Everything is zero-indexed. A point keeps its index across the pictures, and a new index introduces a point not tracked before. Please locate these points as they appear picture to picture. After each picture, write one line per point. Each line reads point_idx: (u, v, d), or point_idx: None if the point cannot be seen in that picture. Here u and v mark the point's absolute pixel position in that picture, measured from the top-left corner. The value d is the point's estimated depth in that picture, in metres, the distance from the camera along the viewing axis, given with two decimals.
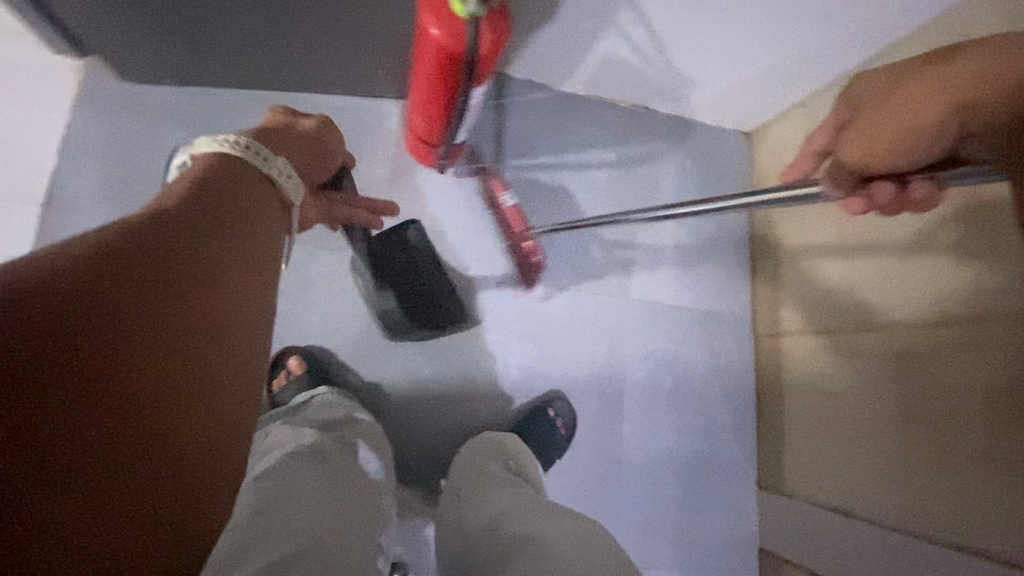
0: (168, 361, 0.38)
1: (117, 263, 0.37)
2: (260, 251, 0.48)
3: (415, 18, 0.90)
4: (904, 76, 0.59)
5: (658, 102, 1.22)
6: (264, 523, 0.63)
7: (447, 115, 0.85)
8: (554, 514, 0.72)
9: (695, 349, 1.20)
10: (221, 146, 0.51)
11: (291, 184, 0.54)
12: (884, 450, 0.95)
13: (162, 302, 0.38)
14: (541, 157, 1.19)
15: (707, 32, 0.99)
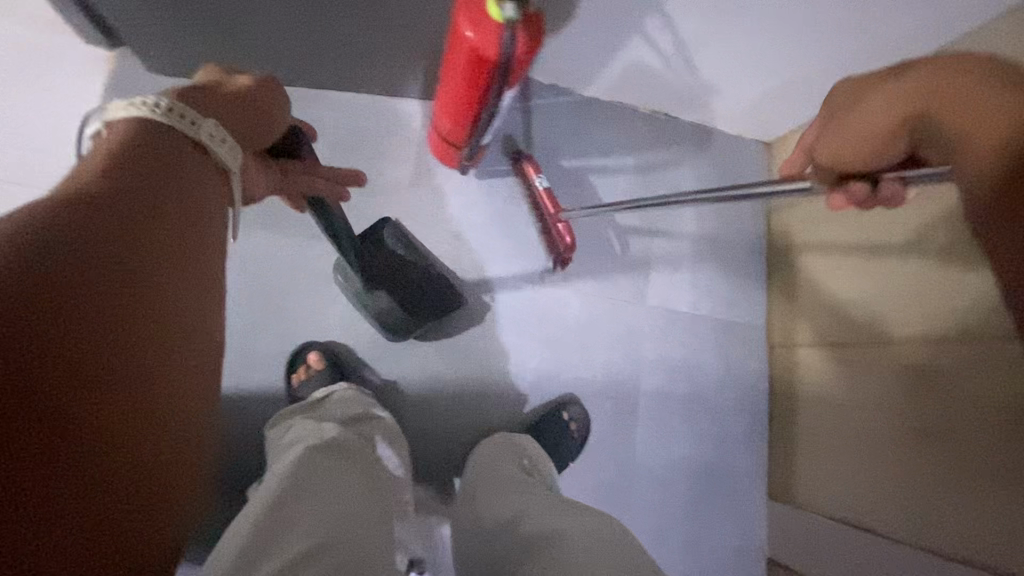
0: (127, 355, 0.41)
1: (72, 269, 0.39)
2: (207, 243, 0.50)
3: (445, 20, 0.90)
4: (871, 84, 0.58)
5: (679, 109, 1.22)
6: (285, 517, 0.64)
7: (475, 116, 0.86)
8: (573, 512, 0.72)
9: (710, 357, 1.21)
10: (140, 110, 0.50)
11: (225, 148, 0.53)
12: (898, 464, 0.95)
13: (117, 304, 0.41)
14: (561, 161, 1.20)
15: (734, 42, 0.99)
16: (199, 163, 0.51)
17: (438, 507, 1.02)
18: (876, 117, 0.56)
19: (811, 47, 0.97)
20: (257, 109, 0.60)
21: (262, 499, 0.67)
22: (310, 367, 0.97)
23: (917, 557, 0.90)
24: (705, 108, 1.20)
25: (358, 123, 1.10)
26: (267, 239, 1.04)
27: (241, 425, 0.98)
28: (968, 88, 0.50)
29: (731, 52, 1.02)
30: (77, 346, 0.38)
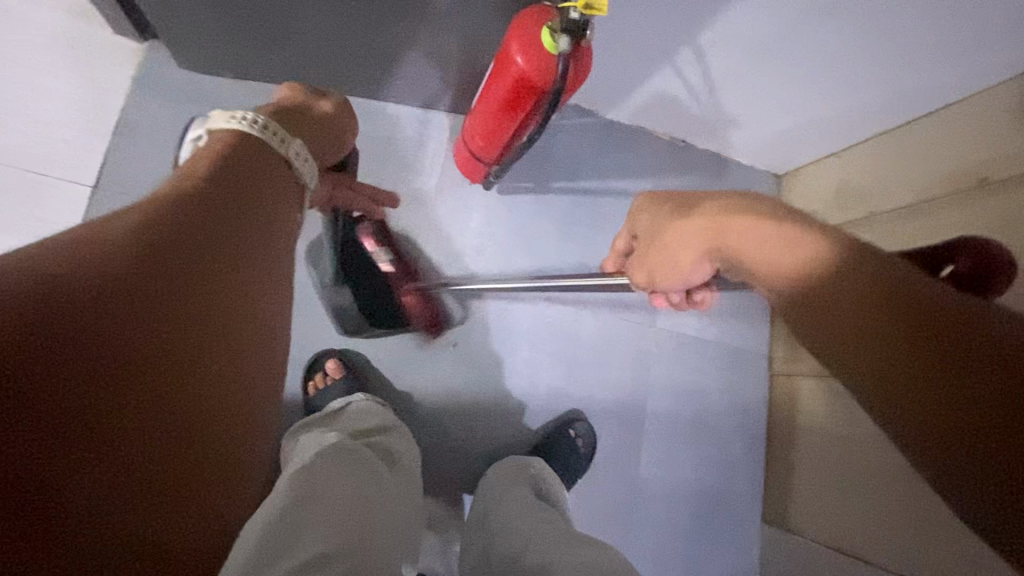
0: (195, 355, 0.43)
1: (153, 265, 0.42)
2: (272, 251, 0.53)
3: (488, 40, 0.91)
4: (660, 222, 0.64)
5: (699, 138, 1.25)
6: (299, 516, 0.64)
7: (510, 137, 0.87)
8: (577, 544, 0.72)
9: (715, 382, 1.24)
10: (237, 123, 0.55)
11: (306, 166, 0.59)
12: (891, 498, 0.98)
13: (187, 300, 0.43)
14: (582, 181, 1.21)
15: (761, 82, 1.02)
16: (283, 179, 0.56)
17: (448, 521, 1.04)
18: (682, 253, 0.60)
19: (834, 92, 1.01)
20: (332, 133, 0.66)
21: (279, 496, 0.67)
22: (328, 375, 0.99)
23: None
24: (724, 139, 1.23)
25: (386, 132, 1.11)
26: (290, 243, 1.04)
27: None
28: (737, 229, 0.54)
29: (755, 91, 1.05)
30: (158, 334, 0.40)
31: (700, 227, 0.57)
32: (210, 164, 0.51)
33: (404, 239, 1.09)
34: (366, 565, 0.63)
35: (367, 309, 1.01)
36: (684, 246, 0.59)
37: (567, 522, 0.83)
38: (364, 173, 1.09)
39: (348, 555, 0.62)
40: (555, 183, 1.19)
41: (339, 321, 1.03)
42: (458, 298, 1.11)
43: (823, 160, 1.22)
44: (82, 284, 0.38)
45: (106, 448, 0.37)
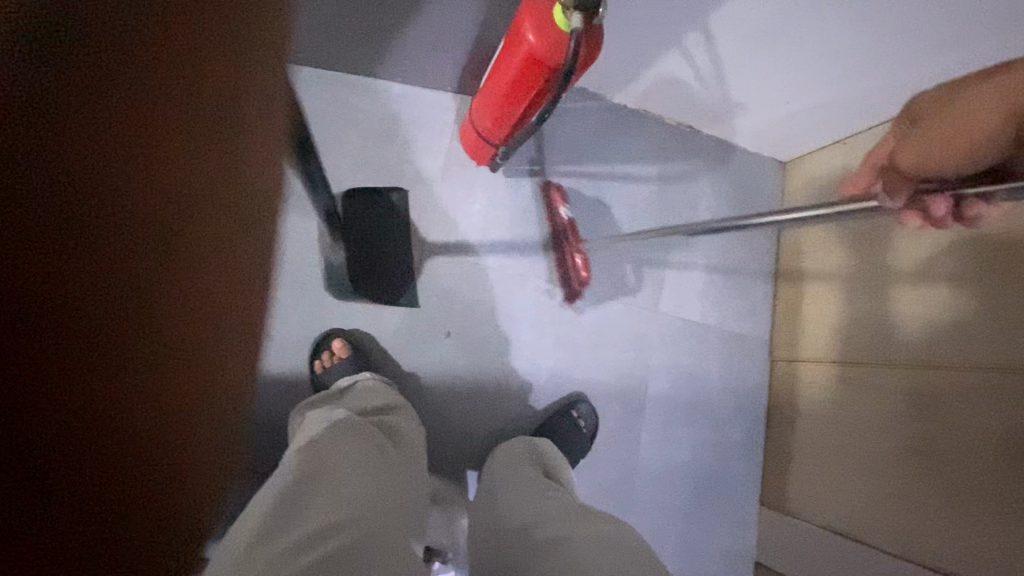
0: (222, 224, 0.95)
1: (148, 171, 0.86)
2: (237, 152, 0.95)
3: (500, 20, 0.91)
4: (958, 96, 0.53)
5: (705, 123, 1.25)
6: (306, 495, 0.66)
7: (518, 118, 0.87)
8: (593, 520, 0.73)
9: (715, 367, 1.25)
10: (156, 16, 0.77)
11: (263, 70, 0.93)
12: (892, 477, 1.01)
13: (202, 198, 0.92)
14: (587, 165, 1.21)
15: (769, 66, 1.02)
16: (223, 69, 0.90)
17: (453, 500, 1.05)
18: (974, 114, 0.50)
19: (842, 78, 1.01)
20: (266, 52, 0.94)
21: (283, 477, 0.68)
22: (335, 355, 1.00)
23: (905, 567, 0.96)
24: (729, 124, 1.23)
25: (391, 113, 1.10)
26: (295, 223, 1.04)
27: (266, 407, 1.00)
28: None
29: (762, 76, 1.05)
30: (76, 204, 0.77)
31: (1003, 88, 0.49)
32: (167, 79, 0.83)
33: (410, 220, 1.09)
34: (379, 532, 0.64)
35: (358, 272, 1.03)
36: (969, 112, 0.51)
37: (575, 498, 0.85)
38: (370, 153, 1.09)
39: (359, 523, 0.63)
40: (560, 167, 1.19)
41: (330, 282, 1.05)
42: (462, 279, 1.11)
43: (829, 146, 1.22)
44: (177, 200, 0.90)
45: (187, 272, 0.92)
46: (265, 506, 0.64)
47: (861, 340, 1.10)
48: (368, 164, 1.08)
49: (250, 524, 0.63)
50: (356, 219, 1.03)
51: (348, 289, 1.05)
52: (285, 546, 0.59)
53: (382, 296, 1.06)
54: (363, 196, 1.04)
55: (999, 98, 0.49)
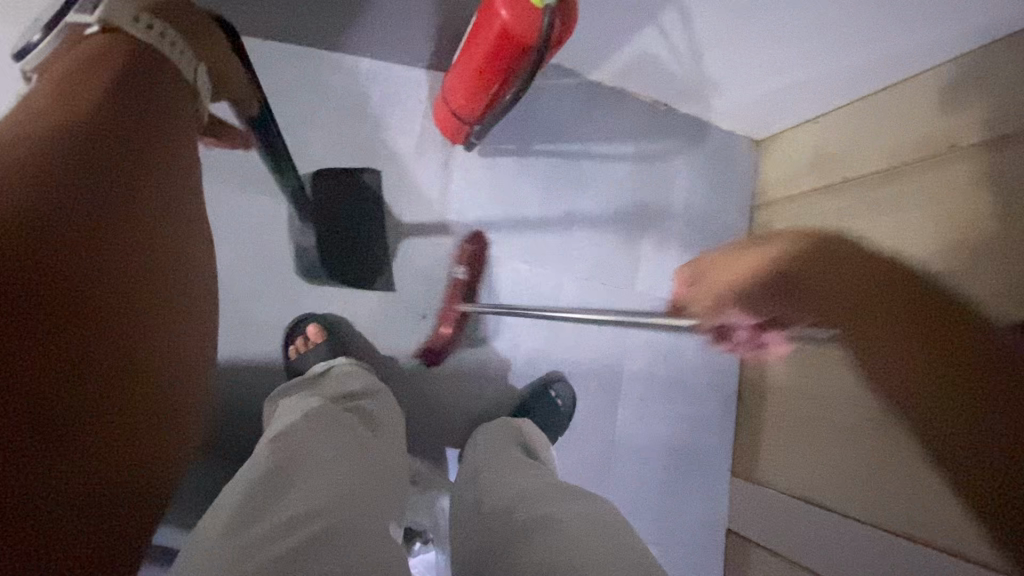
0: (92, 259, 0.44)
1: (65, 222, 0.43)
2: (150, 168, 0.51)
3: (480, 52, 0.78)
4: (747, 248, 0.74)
5: (681, 102, 1.25)
6: (283, 483, 0.65)
7: (493, 96, 0.85)
8: (568, 497, 0.75)
9: (691, 344, 1.28)
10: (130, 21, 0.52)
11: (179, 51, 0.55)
12: (856, 447, 1.05)
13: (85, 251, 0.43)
14: (565, 144, 1.20)
15: (746, 44, 1.01)
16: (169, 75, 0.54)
17: (435, 481, 1.06)
18: (741, 266, 0.72)
19: (818, 57, 1.01)
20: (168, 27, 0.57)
21: (257, 466, 0.67)
22: (309, 340, 0.98)
23: (863, 531, 1.01)
24: (706, 102, 1.23)
25: (361, 87, 1.06)
26: (263, 207, 1.03)
27: (238, 395, 0.99)
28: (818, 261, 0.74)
29: (739, 54, 1.04)
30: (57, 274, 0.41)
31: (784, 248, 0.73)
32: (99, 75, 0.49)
33: (385, 201, 1.08)
34: (361, 518, 0.64)
35: (332, 257, 1.03)
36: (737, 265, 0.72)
37: (555, 475, 0.87)
38: (341, 131, 1.06)
39: (336, 509, 0.63)
40: (538, 146, 1.18)
41: (301, 265, 1.04)
42: (439, 262, 1.11)
43: (802, 125, 1.23)
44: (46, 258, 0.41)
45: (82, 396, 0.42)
46: (249, 490, 0.63)
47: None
48: (339, 143, 1.05)
49: (218, 520, 0.60)
50: (331, 199, 1.04)
51: (313, 266, 1.03)
52: (267, 528, 0.58)
53: (354, 278, 1.06)
54: (337, 177, 1.04)
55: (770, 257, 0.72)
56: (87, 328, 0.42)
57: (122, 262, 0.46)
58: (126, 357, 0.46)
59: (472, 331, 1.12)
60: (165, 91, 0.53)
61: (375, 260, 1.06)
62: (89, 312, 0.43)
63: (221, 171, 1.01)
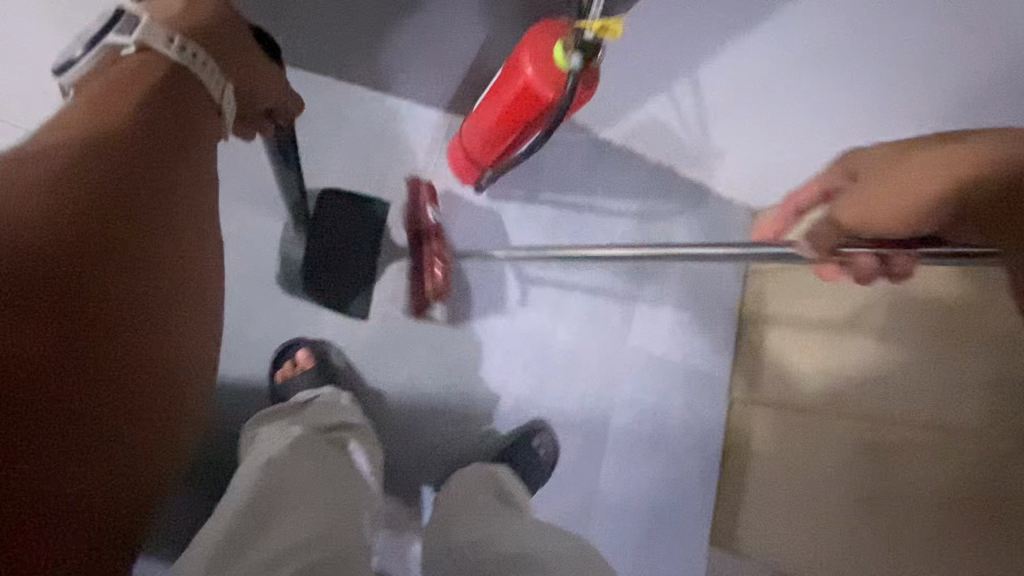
0: (144, 293, 0.48)
1: (115, 263, 0.46)
2: (188, 203, 0.55)
3: (509, 98, 0.79)
4: (902, 154, 0.66)
5: (685, 166, 1.29)
6: (264, 514, 0.62)
7: (509, 143, 0.86)
8: (543, 531, 0.76)
9: (678, 402, 1.28)
10: (166, 46, 0.53)
11: (209, 74, 0.55)
12: (850, 499, 1.03)
13: (132, 292, 0.47)
14: (570, 195, 1.23)
15: (751, 118, 1.07)
16: (208, 110, 0.56)
17: (407, 522, 1.03)
18: (919, 181, 0.62)
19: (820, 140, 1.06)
20: (239, 60, 0.58)
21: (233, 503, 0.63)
22: (298, 365, 0.96)
23: None
24: (708, 169, 1.28)
25: (382, 121, 1.09)
26: (266, 228, 1.03)
27: (216, 410, 0.96)
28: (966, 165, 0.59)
29: (745, 127, 1.10)
30: (109, 316, 0.45)
31: (956, 159, 0.59)
32: (153, 113, 0.52)
33: (391, 233, 1.09)
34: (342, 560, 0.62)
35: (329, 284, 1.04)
36: (921, 185, 0.61)
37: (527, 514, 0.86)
38: (354, 162, 1.07)
39: (324, 542, 0.62)
40: (544, 194, 1.21)
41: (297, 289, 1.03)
42: (435, 297, 1.11)
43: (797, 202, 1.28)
44: (97, 299, 0.44)
45: (114, 428, 0.45)
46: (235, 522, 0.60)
47: (838, 367, 1.11)
48: (349, 173, 1.07)
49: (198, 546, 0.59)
50: (344, 232, 1.05)
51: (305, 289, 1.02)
52: (254, 564, 0.57)
53: (348, 306, 1.05)
54: (355, 212, 1.06)
55: (883, 158, 0.68)
56: (124, 364, 0.46)
57: (157, 293, 0.50)
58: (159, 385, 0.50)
59: (462, 370, 1.11)
60: (207, 128, 0.56)
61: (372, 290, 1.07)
62: (125, 350, 0.46)
63: (229, 189, 1.01)
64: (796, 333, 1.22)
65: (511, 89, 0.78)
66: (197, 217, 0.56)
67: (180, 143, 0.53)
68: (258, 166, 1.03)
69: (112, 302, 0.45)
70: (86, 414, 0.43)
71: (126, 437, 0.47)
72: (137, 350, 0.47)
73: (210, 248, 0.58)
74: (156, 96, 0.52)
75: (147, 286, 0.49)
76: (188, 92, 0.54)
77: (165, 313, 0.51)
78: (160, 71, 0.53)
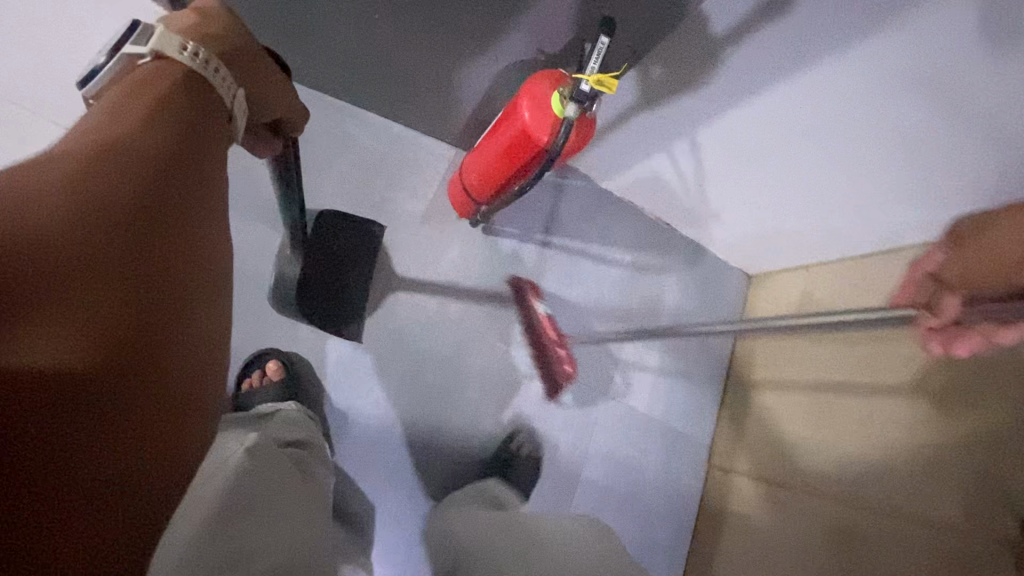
0: (161, 288, 0.47)
1: (133, 257, 0.45)
2: (205, 204, 0.55)
3: (506, 139, 0.81)
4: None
5: (682, 224, 1.31)
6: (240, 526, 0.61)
7: (506, 181, 0.88)
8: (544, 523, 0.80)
9: (654, 462, 1.25)
10: (182, 57, 0.55)
11: (224, 85, 0.58)
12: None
13: (149, 284, 0.46)
14: (566, 239, 1.24)
15: (748, 184, 1.09)
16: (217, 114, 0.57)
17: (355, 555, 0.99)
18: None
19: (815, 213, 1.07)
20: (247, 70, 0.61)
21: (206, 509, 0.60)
22: (266, 375, 0.96)
23: None
24: (705, 229, 1.29)
25: (387, 148, 1.12)
26: (257, 237, 1.03)
27: None
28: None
29: (742, 191, 1.11)
30: (128, 307, 0.44)
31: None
32: (170, 121, 0.53)
33: (382, 256, 1.10)
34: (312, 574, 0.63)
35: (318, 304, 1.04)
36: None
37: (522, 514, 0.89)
38: (354, 184, 1.10)
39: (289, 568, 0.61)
40: (540, 236, 1.22)
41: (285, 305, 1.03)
42: (418, 324, 1.10)
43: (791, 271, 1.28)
44: (112, 290, 0.43)
45: (134, 426, 0.43)
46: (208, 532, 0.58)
47: (841, 432, 1.06)
48: (349, 193, 1.09)
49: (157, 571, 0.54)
50: (330, 243, 1.06)
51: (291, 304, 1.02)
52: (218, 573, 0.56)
53: (331, 325, 1.05)
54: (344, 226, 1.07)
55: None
56: (142, 358, 0.44)
57: (175, 288, 0.49)
58: (177, 385, 0.48)
59: (435, 402, 1.09)
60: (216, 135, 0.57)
61: (356, 311, 1.06)
62: (143, 343, 0.45)
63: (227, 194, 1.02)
64: (781, 402, 1.19)
65: (508, 131, 0.80)
66: (211, 219, 0.56)
67: (195, 148, 0.54)
68: (259, 177, 1.05)
69: (130, 307, 0.44)
70: (106, 410, 0.41)
71: (145, 438, 0.44)
72: (155, 344, 0.46)
73: (222, 250, 0.58)
74: (169, 104, 0.53)
75: (166, 281, 0.48)
76: (200, 101, 0.56)
77: (182, 310, 0.49)
78: (175, 80, 0.55)
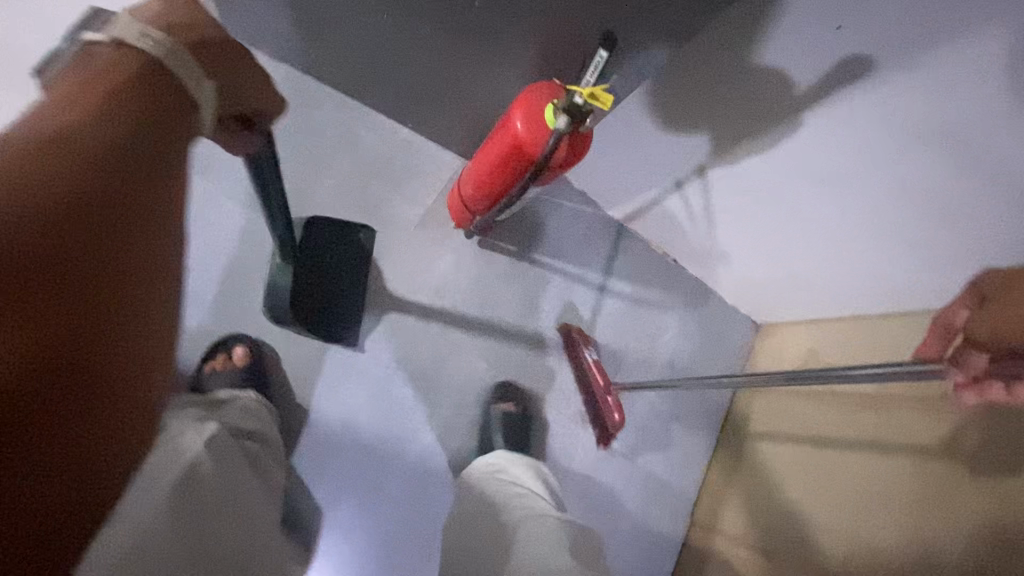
0: (98, 357, 0.36)
1: (74, 324, 0.35)
2: (167, 249, 0.42)
3: (500, 149, 0.79)
4: None
5: (689, 262, 1.26)
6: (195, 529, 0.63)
7: (499, 192, 0.86)
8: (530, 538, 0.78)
9: (631, 508, 1.17)
10: (139, 38, 0.41)
11: (191, 83, 0.43)
12: None
13: (81, 358, 0.35)
14: (565, 264, 1.20)
15: (757, 226, 1.04)
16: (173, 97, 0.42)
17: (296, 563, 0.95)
18: None
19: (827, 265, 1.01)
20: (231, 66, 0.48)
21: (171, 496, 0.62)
22: (230, 361, 0.93)
23: None
24: (712, 271, 1.24)
25: (390, 151, 1.11)
26: (247, 224, 1.02)
27: None
28: None
29: (751, 233, 1.06)
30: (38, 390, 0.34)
31: None
32: (111, 111, 0.39)
33: (371, 258, 1.08)
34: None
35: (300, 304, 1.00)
36: None
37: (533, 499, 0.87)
38: (354, 183, 1.09)
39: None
40: (538, 257, 1.19)
41: (269, 305, 1.00)
42: (399, 331, 1.08)
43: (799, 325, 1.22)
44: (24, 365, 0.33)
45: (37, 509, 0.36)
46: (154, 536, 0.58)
47: (838, 498, 1.00)
48: (347, 192, 1.08)
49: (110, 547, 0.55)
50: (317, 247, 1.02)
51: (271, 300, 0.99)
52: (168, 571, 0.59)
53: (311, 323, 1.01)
54: (330, 229, 1.04)
55: None
56: (47, 440, 0.34)
57: (123, 361, 0.38)
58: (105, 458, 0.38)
59: (407, 415, 1.06)
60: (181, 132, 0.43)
61: (340, 312, 1.03)
62: (50, 425, 0.34)
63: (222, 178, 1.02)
64: (778, 458, 1.12)
65: (501, 140, 0.78)
66: (174, 266, 0.42)
67: (146, 155, 0.40)
68: None
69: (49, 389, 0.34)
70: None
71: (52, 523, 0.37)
72: (75, 425, 0.36)
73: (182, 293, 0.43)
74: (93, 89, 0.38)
75: (103, 350, 0.37)
76: (150, 88, 0.41)
77: (130, 375, 0.39)
78: (128, 65, 0.41)
